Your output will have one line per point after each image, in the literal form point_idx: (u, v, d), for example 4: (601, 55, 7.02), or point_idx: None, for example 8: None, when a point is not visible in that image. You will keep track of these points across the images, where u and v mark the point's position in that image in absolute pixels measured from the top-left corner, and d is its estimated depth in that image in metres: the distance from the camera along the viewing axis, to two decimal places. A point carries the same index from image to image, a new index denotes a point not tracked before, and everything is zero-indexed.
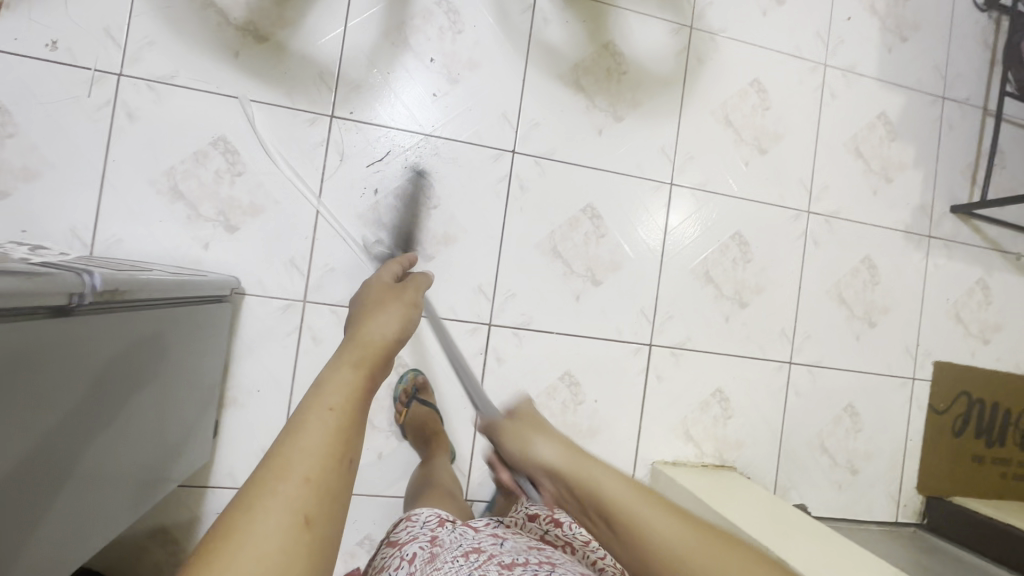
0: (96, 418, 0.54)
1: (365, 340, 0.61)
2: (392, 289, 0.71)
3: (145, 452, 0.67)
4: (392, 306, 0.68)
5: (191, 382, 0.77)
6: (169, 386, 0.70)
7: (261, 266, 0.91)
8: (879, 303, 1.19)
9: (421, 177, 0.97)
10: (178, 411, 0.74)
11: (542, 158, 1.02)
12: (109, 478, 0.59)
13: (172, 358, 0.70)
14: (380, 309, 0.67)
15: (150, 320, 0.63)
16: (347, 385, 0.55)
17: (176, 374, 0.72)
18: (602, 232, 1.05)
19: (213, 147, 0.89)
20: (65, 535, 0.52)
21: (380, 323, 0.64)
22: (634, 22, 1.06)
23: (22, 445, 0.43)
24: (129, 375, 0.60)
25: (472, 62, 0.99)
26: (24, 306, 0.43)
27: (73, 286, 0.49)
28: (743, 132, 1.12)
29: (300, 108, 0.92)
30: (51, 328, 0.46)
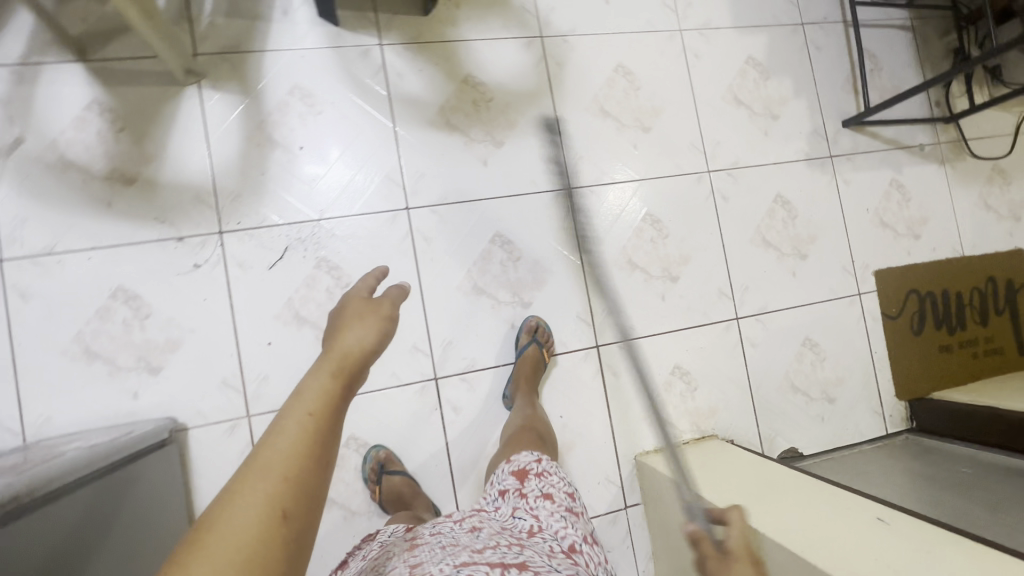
0: None
1: (341, 349, 0.55)
2: (370, 300, 0.61)
3: None
4: (368, 321, 0.59)
5: (156, 531, 0.78)
6: (137, 540, 0.73)
7: (195, 396, 0.91)
8: (804, 234, 1.21)
9: (325, 261, 0.98)
10: (154, 559, 0.76)
11: (436, 205, 1.03)
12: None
13: (133, 517, 0.73)
14: (352, 322, 0.58)
15: (98, 493, 0.66)
16: (321, 392, 0.51)
17: (138, 527, 0.74)
18: (517, 255, 1.06)
19: (114, 300, 0.90)
20: None
21: (354, 335, 0.56)
22: (485, 50, 1.08)
23: None
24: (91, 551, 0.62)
25: (341, 137, 1.00)
26: None
27: None
28: (622, 117, 1.14)
29: (187, 234, 0.93)
30: None
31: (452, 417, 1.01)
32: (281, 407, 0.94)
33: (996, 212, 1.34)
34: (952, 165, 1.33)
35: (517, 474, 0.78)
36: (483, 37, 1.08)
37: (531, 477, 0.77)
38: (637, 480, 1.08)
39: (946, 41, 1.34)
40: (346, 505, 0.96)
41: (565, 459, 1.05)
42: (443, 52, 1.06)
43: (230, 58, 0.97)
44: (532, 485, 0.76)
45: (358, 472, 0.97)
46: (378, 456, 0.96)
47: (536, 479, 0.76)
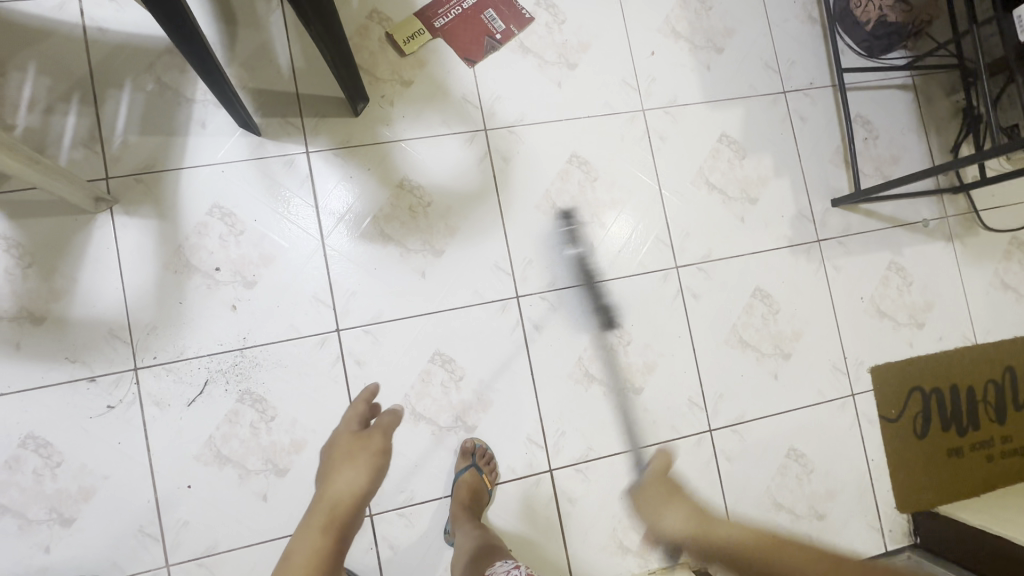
0: None
1: (330, 501, 0.70)
2: (360, 439, 0.75)
3: None
4: (358, 461, 0.73)
5: None
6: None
7: (110, 547, 0.86)
8: (788, 331, 1.09)
9: (248, 393, 0.92)
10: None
11: (370, 325, 0.96)
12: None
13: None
14: (346, 463, 0.73)
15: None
16: (310, 550, 0.66)
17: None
18: (460, 374, 0.98)
19: (23, 448, 0.86)
20: None
21: (344, 478, 0.71)
22: (422, 150, 1.00)
23: None
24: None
25: (265, 257, 0.94)
26: None
27: None
28: (577, 213, 1.04)
29: (99, 373, 0.88)
30: None
31: (389, 557, 0.93)
32: (201, 554, 0.88)
33: (1014, 291, 1.19)
34: (961, 240, 1.18)
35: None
36: (420, 135, 1.00)
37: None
38: None
39: (954, 99, 1.20)
40: None
41: None
42: (375, 156, 0.99)
43: (144, 179, 0.92)
44: None
45: None
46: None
47: None
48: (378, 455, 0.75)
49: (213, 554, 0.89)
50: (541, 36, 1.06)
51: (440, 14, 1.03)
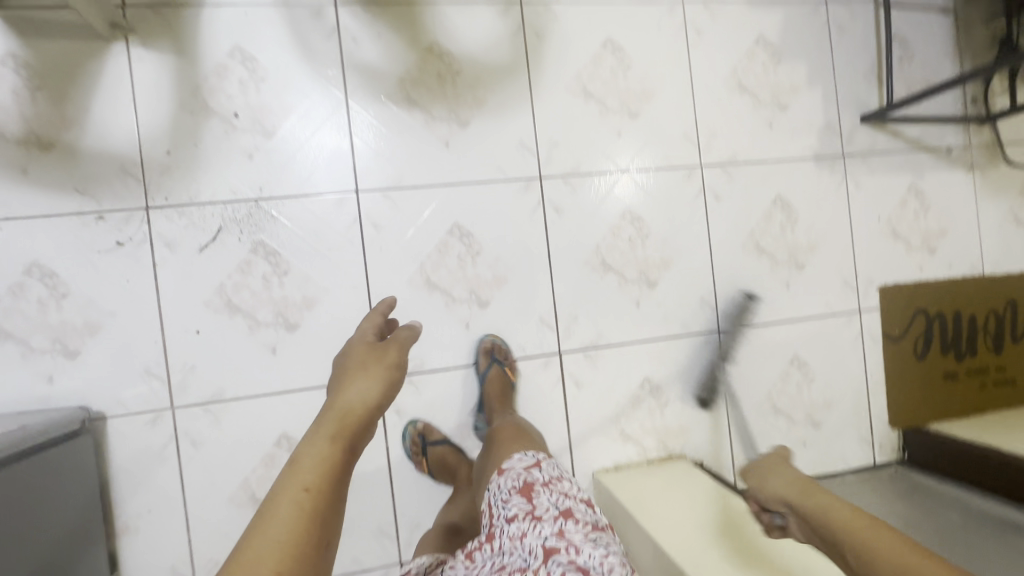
0: None
1: (342, 410, 0.62)
2: (374, 351, 0.69)
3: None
4: (373, 374, 0.66)
5: (67, 518, 0.75)
6: (50, 522, 0.71)
7: (116, 385, 0.85)
8: (804, 242, 1.09)
9: (262, 246, 0.90)
10: (60, 551, 0.72)
11: (390, 190, 0.94)
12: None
13: (42, 483, 0.70)
14: (358, 373, 0.65)
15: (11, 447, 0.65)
16: (318, 463, 0.57)
17: (53, 504, 0.72)
18: (476, 249, 0.96)
19: (28, 277, 0.83)
20: None
21: (357, 389, 0.64)
22: (454, 15, 0.96)
23: None
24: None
25: (286, 108, 0.91)
26: None
27: None
28: (607, 100, 1.02)
29: (108, 208, 0.85)
30: None
31: (395, 421, 0.94)
32: (207, 400, 0.88)
33: None
34: (982, 171, 1.18)
35: (522, 494, 0.70)
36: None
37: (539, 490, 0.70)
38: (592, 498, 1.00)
39: (992, 28, 1.18)
40: None
41: None
42: (406, 15, 0.94)
43: (163, 11, 0.87)
44: (543, 498, 0.69)
45: None
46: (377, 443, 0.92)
47: (545, 492, 0.70)
48: (392, 369, 0.68)
49: (219, 401, 0.88)
50: None
51: None
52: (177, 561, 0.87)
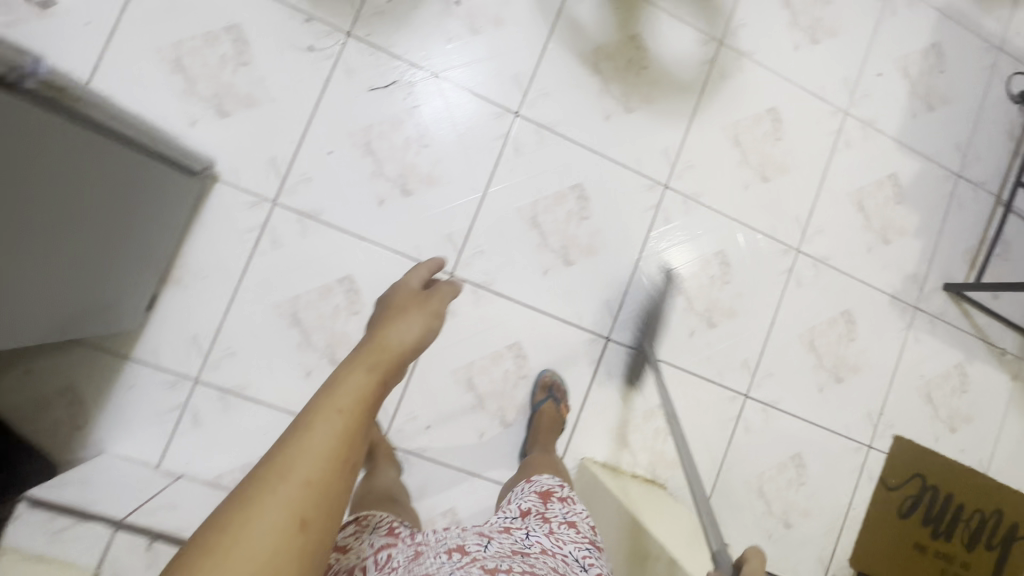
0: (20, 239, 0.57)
1: (379, 348, 0.49)
2: (418, 295, 0.57)
3: (74, 285, 0.70)
4: (411, 316, 0.53)
5: (131, 240, 0.77)
6: (88, 235, 0.68)
7: (239, 157, 0.91)
8: (851, 361, 1.16)
9: (419, 114, 0.97)
10: (83, 270, 0.70)
11: (543, 127, 1.02)
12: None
13: (100, 200, 0.67)
14: (401, 314, 0.53)
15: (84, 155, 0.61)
16: (344, 414, 0.43)
17: (100, 224, 0.69)
18: (586, 214, 1.04)
19: (225, 33, 0.90)
20: None
21: (402, 328, 0.52)
22: (666, 22, 1.07)
23: None
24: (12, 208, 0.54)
25: (498, 19, 1.00)
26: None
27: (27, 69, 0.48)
28: (750, 155, 1.11)
29: (317, 18, 0.93)
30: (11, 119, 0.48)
31: (445, 318, 0.98)
32: (306, 213, 0.93)
33: None
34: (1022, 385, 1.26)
35: (540, 496, 0.78)
36: (671, 10, 1.07)
37: (556, 500, 0.77)
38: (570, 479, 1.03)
39: None
40: (307, 333, 0.93)
41: (520, 419, 1.01)
42: (628, 3, 1.05)
43: None
44: (555, 508, 0.76)
45: (335, 313, 0.94)
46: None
47: (559, 503, 0.76)
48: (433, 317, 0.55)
49: (315, 219, 0.94)
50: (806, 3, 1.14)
51: None
52: (202, 333, 0.90)
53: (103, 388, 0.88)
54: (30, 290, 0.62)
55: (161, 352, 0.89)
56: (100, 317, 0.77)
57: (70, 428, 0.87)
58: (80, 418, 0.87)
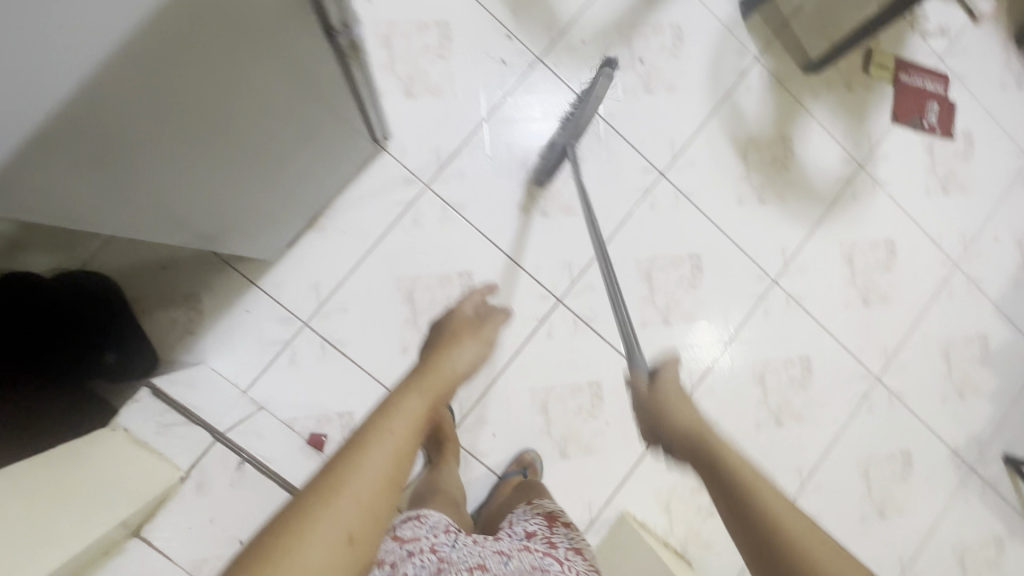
0: (230, 137, 0.54)
1: (441, 366, 0.59)
2: (471, 326, 0.69)
3: (225, 197, 0.65)
4: (467, 342, 0.66)
5: (292, 173, 0.75)
6: (272, 160, 0.66)
7: (411, 137, 0.98)
8: (897, 501, 1.16)
9: (577, 147, 1.04)
10: (243, 191, 0.67)
11: (682, 193, 1.07)
12: (135, 186, 0.48)
13: (297, 130, 0.66)
14: (458, 342, 0.66)
15: (315, 78, 0.59)
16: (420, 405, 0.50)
17: (285, 153, 0.68)
18: (695, 283, 1.08)
19: (435, 27, 0.99)
20: (117, 196, 0.48)
21: (461, 356, 0.63)
22: (816, 134, 1.13)
23: (197, 98, 0.44)
24: (247, 102, 0.51)
25: (671, 86, 1.08)
26: (324, 13, 0.50)
27: (351, 22, 0.55)
28: (858, 276, 1.15)
29: (517, 39, 1.02)
30: (313, 38, 0.52)
31: (540, 338, 1.02)
32: (450, 203, 0.99)
33: None
34: None
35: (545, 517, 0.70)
36: (824, 124, 1.14)
37: (560, 523, 0.70)
38: (608, 529, 1.02)
39: None
40: (415, 312, 0.98)
41: (579, 456, 1.02)
42: (788, 107, 1.12)
43: None
44: (560, 531, 0.69)
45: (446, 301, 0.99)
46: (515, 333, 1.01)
47: (565, 527, 0.70)
48: (483, 345, 0.67)
49: (457, 211, 0.99)
50: (946, 155, 1.21)
51: (907, 74, 1.19)
52: (325, 281, 0.95)
53: (222, 303, 0.92)
54: (205, 196, 0.61)
55: (284, 287, 0.94)
56: (222, 235, 0.73)
57: (179, 330, 0.91)
58: (193, 323, 0.91)
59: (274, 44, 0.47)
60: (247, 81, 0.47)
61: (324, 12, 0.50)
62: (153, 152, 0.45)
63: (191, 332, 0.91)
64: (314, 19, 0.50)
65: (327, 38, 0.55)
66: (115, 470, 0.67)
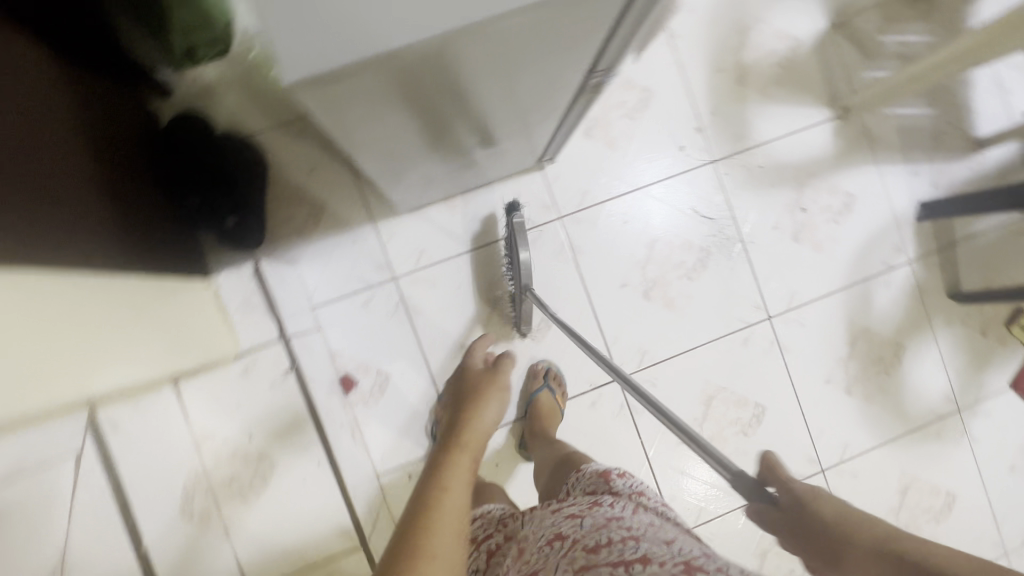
0: (460, 109, 0.58)
1: (469, 431, 0.71)
2: (490, 375, 0.88)
3: (414, 154, 0.69)
4: (491, 392, 0.83)
5: (465, 156, 0.79)
6: (462, 139, 0.70)
7: (568, 171, 1.03)
8: None
9: (705, 254, 1.06)
10: (427, 152, 0.70)
11: (777, 343, 1.07)
12: (374, 121, 0.51)
13: (496, 124, 0.70)
14: (484, 394, 0.82)
15: (540, 92, 0.62)
16: (458, 486, 0.59)
17: (475, 138, 0.72)
18: (747, 432, 1.05)
19: (639, 90, 1.04)
20: (356, 124, 0.50)
21: (490, 409, 0.79)
22: (930, 358, 1.10)
23: (474, 74, 0.48)
24: (492, 87, 0.54)
25: (817, 245, 1.08)
26: (601, 57, 0.55)
27: (611, 70, 0.60)
28: (904, 512, 1.09)
29: (703, 136, 1.06)
30: (577, 69, 0.57)
31: (583, 403, 1.03)
32: (571, 243, 1.03)
33: None
34: None
35: (600, 475, 0.69)
36: (943, 353, 1.11)
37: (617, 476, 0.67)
38: None
39: None
40: (490, 319, 1.01)
41: None
42: (916, 318, 1.10)
43: (863, 139, 1.09)
44: (619, 482, 0.67)
45: (521, 325, 1.02)
46: (540, 364, 1.01)
47: (622, 479, 0.67)
48: (500, 390, 0.84)
49: (572, 253, 1.03)
50: None
51: None
52: (431, 252, 1.00)
53: (339, 224, 0.98)
54: (402, 147, 0.64)
55: (395, 238, 0.99)
56: (386, 179, 0.77)
57: (293, 228, 0.97)
58: (307, 228, 0.97)
59: (551, 60, 0.51)
60: (491, 77, 0.51)
61: (603, 57, 0.55)
62: (410, 99, 0.48)
63: (301, 235, 0.97)
64: (592, 57, 0.55)
65: (585, 73, 0.60)
66: (189, 320, 0.73)
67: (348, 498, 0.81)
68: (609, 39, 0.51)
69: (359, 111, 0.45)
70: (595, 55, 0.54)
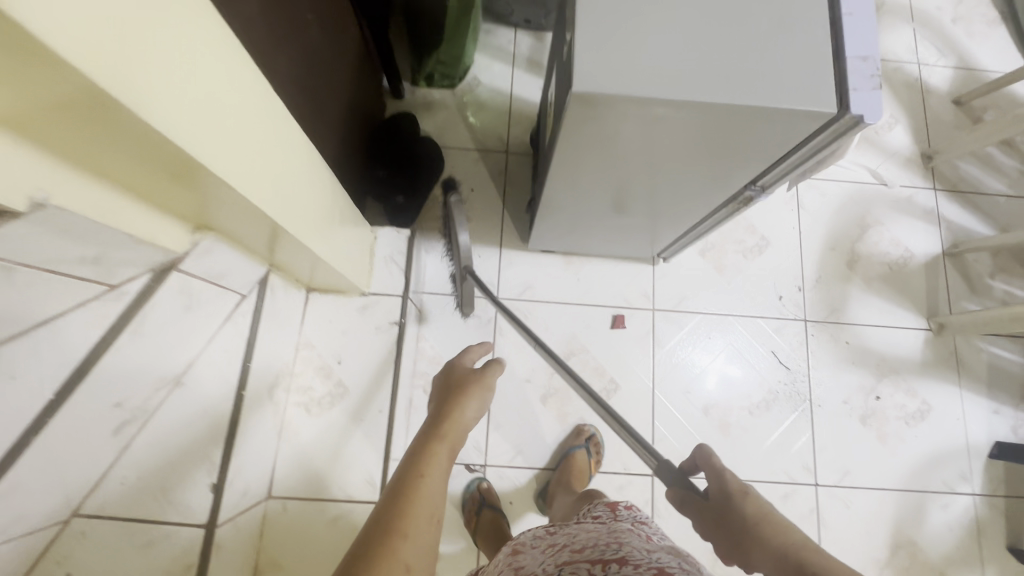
0: (638, 175, 0.74)
1: (450, 420, 0.55)
2: (472, 372, 0.63)
3: (578, 197, 0.85)
4: (472, 391, 0.60)
5: (607, 220, 0.94)
6: (618, 203, 0.86)
7: (675, 275, 1.15)
8: None
9: (773, 396, 1.10)
10: (588, 201, 0.86)
11: (817, 514, 1.05)
12: (584, 150, 0.66)
13: (648, 203, 0.84)
14: (465, 393, 0.59)
15: (697, 191, 0.77)
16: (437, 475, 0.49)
17: (627, 207, 0.87)
18: None
19: (759, 237, 1.18)
20: (577, 147, 0.66)
21: (472, 408, 0.58)
22: None
23: (671, 148, 0.64)
24: (672, 168, 0.70)
25: (883, 436, 1.10)
26: (767, 173, 0.69)
27: (766, 190, 0.74)
28: None
29: (803, 295, 1.16)
30: (742, 180, 0.71)
31: (612, 483, 1.04)
32: (655, 335, 1.12)
33: None
34: None
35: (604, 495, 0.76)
36: None
37: None
38: None
39: None
40: (559, 368, 1.09)
41: None
42: (968, 555, 1.05)
43: (951, 358, 1.14)
44: None
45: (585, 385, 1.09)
46: (586, 426, 1.06)
47: None
48: (481, 385, 0.61)
49: (653, 344, 1.11)
50: None
51: None
52: (536, 291, 1.12)
53: (475, 238, 1.14)
54: (577, 186, 0.80)
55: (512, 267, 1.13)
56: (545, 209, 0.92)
57: (438, 226, 1.14)
58: (448, 230, 1.14)
59: (729, 162, 0.66)
60: (678, 158, 0.66)
61: (767, 174, 0.69)
62: (620, 146, 0.64)
63: (442, 233, 1.14)
64: (761, 171, 0.69)
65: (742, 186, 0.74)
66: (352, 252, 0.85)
67: (387, 454, 0.86)
68: (777, 162, 0.65)
69: (584, 137, 0.62)
70: (764, 170, 0.68)
